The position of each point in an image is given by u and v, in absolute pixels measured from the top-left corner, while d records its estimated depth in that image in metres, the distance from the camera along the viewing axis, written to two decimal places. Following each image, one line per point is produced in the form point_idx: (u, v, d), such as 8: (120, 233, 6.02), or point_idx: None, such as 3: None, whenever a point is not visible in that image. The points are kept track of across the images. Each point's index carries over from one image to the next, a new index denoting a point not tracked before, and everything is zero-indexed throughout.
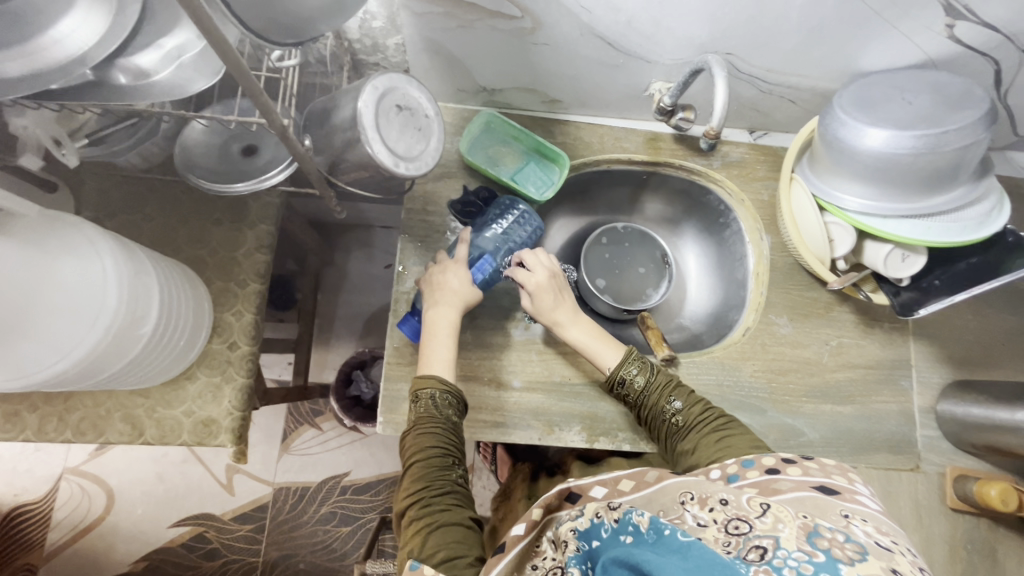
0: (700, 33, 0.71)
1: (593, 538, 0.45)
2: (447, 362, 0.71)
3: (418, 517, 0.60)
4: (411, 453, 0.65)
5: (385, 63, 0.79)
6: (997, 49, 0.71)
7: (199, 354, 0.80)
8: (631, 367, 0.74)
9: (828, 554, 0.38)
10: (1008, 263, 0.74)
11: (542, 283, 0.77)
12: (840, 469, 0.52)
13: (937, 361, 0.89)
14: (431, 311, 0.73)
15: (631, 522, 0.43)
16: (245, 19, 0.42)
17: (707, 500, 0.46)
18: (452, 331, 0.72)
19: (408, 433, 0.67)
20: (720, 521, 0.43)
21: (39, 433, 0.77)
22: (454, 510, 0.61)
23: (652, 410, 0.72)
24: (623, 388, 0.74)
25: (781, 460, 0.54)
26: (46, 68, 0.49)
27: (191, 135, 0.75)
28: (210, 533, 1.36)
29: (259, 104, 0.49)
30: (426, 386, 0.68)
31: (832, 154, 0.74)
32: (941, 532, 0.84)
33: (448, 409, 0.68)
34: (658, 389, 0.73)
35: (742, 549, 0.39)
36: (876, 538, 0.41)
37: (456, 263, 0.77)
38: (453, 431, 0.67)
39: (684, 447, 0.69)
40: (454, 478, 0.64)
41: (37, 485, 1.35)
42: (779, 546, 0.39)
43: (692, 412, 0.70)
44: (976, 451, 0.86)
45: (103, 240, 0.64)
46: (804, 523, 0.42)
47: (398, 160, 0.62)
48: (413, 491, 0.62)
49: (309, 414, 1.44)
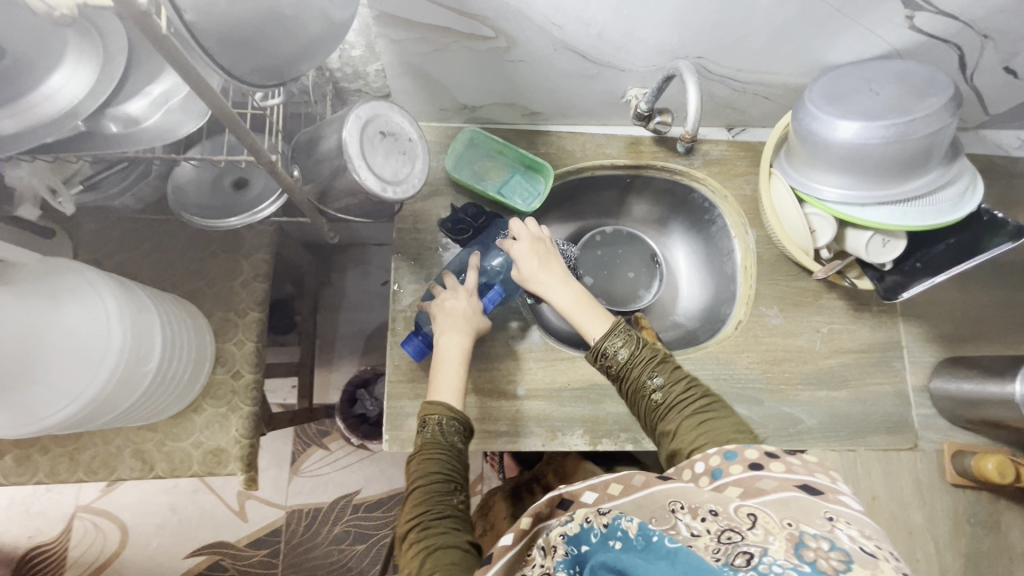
0: (669, 39, 0.73)
1: (582, 542, 0.47)
2: (456, 388, 0.72)
3: (418, 538, 0.61)
4: (414, 476, 0.66)
5: (367, 89, 0.82)
6: (958, 35, 0.74)
7: (204, 386, 0.81)
8: (616, 340, 0.72)
9: (814, 565, 0.39)
10: (985, 241, 0.76)
11: (524, 251, 0.80)
12: (824, 466, 0.52)
13: (927, 340, 0.91)
14: (442, 338, 0.75)
15: (620, 528, 0.47)
16: (227, 65, 0.43)
17: (697, 510, 0.48)
18: (462, 358, 0.74)
19: (413, 457, 0.68)
20: (712, 532, 0.45)
21: (52, 475, 0.78)
22: (452, 534, 0.61)
23: (632, 385, 0.70)
24: (607, 360, 0.72)
25: (764, 455, 0.53)
26: (37, 122, 0.51)
27: (182, 174, 0.77)
28: (226, 561, 1.37)
29: (248, 143, 0.51)
30: (434, 411, 0.69)
31: (806, 147, 0.76)
32: (944, 508, 0.85)
33: (454, 435, 0.69)
34: (640, 362, 0.70)
35: (730, 555, 0.41)
36: (861, 543, 0.42)
37: (467, 291, 0.79)
38: (457, 456, 0.69)
39: (665, 427, 0.66)
40: (455, 504, 0.65)
41: (51, 525, 1.36)
42: (766, 554, 0.40)
43: (673, 391, 0.68)
44: (972, 426, 0.87)
45: (105, 284, 0.65)
46: (791, 533, 0.43)
47: (385, 185, 0.64)
48: (413, 516, 0.63)
49: (317, 435, 1.45)
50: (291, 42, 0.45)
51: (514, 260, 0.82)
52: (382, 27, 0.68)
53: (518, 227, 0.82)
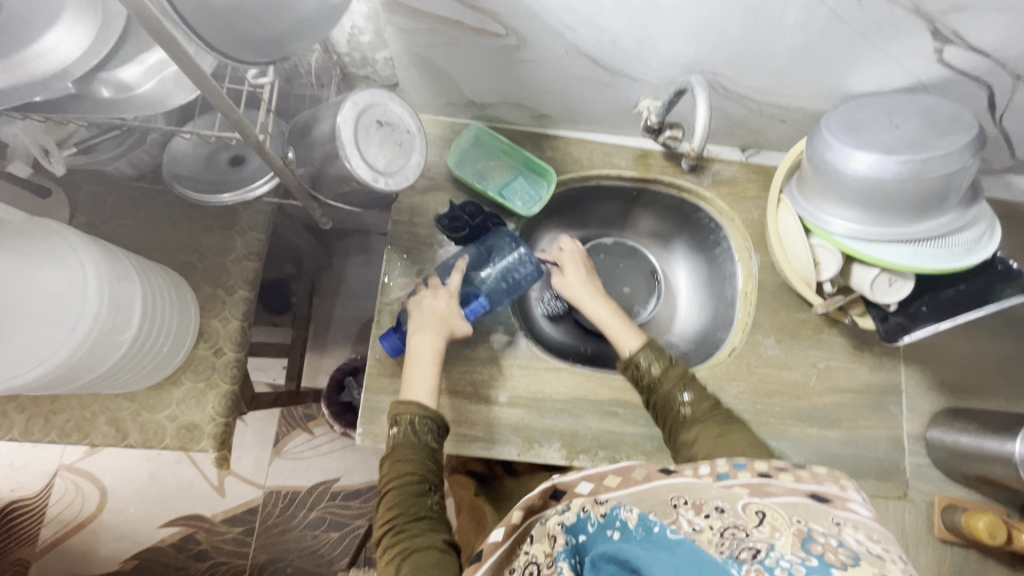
0: (685, 53, 0.71)
1: (580, 532, 0.45)
2: (428, 389, 0.70)
3: (392, 543, 0.61)
4: (387, 479, 0.65)
5: (375, 76, 0.81)
6: (989, 74, 0.70)
7: (184, 359, 0.80)
8: (648, 354, 0.74)
9: (822, 559, 0.38)
10: (996, 292, 0.73)
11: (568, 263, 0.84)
12: (832, 477, 0.50)
13: (928, 388, 0.87)
14: (415, 337, 0.73)
15: (619, 518, 0.44)
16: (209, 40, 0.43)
17: (701, 506, 0.45)
18: (436, 357, 0.73)
19: (384, 459, 0.66)
20: (715, 528, 0.42)
21: (26, 433, 0.78)
22: (427, 535, 0.61)
23: (661, 398, 0.71)
24: (637, 371, 0.74)
25: (773, 467, 0.51)
26: (23, 79, 0.50)
27: (178, 146, 0.78)
28: (200, 535, 1.38)
29: (232, 120, 0.51)
30: (405, 411, 0.68)
31: (818, 175, 0.74)
32: (929, 562, 0.84)
33: (427, 434, 0.67)
34: (671, 379, 0.71)
35: (734, 549, 0.39)
36: (867, 546, 0.41)
37: (448, 291, 0.77)
38: (431, 455, 0.67)
39: (687, 438, 0.67)
40: (429, 504, 0.64)
41: (33, 481, 1.37)
42: (773, 548, 0.39)
43: (702, 407, 0.69)
44: (967, 481, 0.84)
45: (85, 248, 0.65)
46: (799, 529, 0.42)
47: (377, 175, 0.63)
48: (386, 520, 0.62)
49: (302, 418, 1.44)
50: (280, 20, 0.45)
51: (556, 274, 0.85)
52: (390, 14, 0.66)
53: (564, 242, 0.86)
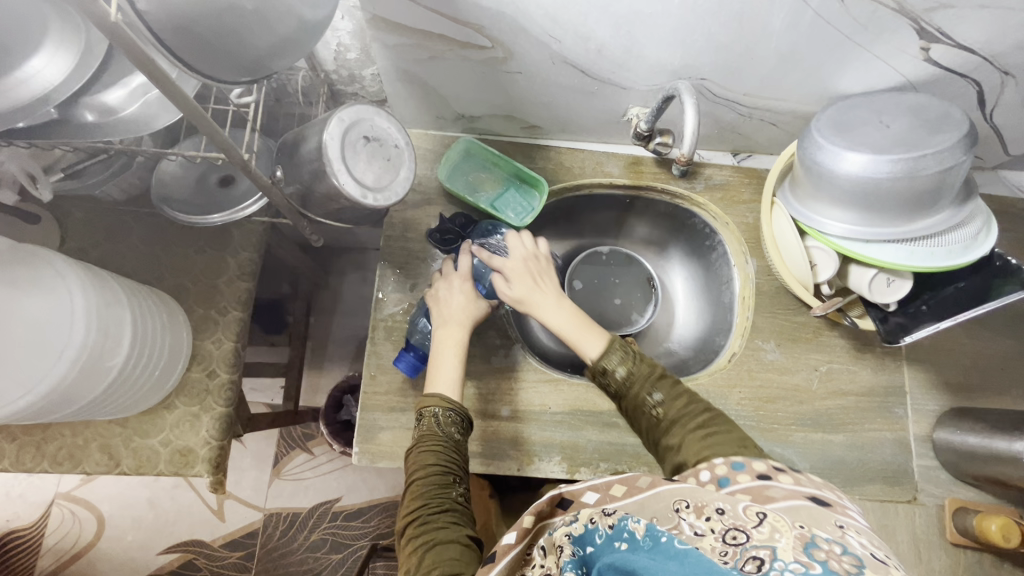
0: (672, 58, 0.71)
1: (588, 544, 0.43)
2: (454, 380, 0.69)
3: (416, 534, 0.57)
4: (410, 470, 0.62)
5: (363, 92, 0.82)
6: (977, 71, 0.70)
7: (178, 383, 0.79)
8: (613, 357, 0.66)
9: (826, 566, 0.35)
10: (996, 289, 0.73)
11: (516, 267, 0.75)
12: (831, 483, 0.48)
13: (933, 388, 0.86)
14: (440, 330, 0.73)
15: (627, 529, 0.42)
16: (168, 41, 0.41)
17: (702, 509, 0.43)
18: (459, 350, 0.72)
19: (410, 450, 0.64)
20: (716, 531, 0.40)
21: (18, 463, 0.77)
22: (452, 528, 0.57)
23: (632, 404, 0.64)
24: (605, 378, 0.67)
25: (773, 467, 0.49)
26: (9, 106, 0.49)
27: (167, 168, 0.78)
28: (199, 561, 1.35)
29: (216, 141, 0.51)
30: (430, 403, 0.66)
31: (811, 178, 0.73)
32: (942, 567, 0.81)
33: (451, 427, 0.65)
34: (638, 381, 0.65)
35: (738, 560, 0.36)
36: (871, 550, 0.38)
37: (456, 276, 0.76)
38: (457, 449, 0.65)
39: (668, 442, 0.60)
40: (454, 496, 0.61)
41: (30, 511, 1.35)
42: (776, 557, 0.36)
43: (675, 405, 0.62)
44: (975, 483, 0.82)
45: (74, 274, 0.64)
46: (800, 533, 0.39)
47: (366, 192, 0.63)
48: (411, 509, 0.59)
49: (301, 438, 1.42)
50: (259, 40, 0.45)
51: (501, 276, 0.75)
52: (376, 31, 0.67)
53: (512, 239, 0.78)
